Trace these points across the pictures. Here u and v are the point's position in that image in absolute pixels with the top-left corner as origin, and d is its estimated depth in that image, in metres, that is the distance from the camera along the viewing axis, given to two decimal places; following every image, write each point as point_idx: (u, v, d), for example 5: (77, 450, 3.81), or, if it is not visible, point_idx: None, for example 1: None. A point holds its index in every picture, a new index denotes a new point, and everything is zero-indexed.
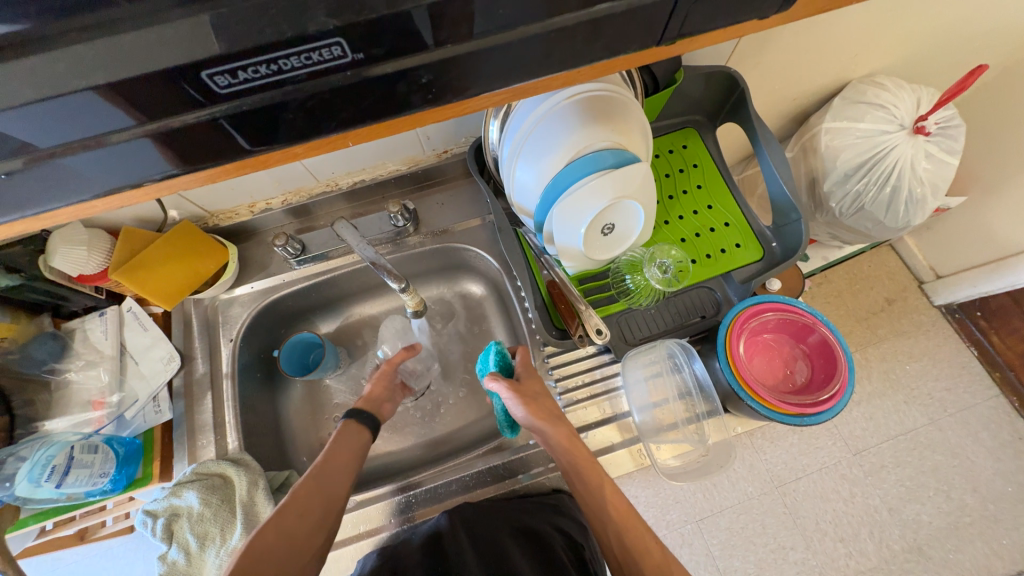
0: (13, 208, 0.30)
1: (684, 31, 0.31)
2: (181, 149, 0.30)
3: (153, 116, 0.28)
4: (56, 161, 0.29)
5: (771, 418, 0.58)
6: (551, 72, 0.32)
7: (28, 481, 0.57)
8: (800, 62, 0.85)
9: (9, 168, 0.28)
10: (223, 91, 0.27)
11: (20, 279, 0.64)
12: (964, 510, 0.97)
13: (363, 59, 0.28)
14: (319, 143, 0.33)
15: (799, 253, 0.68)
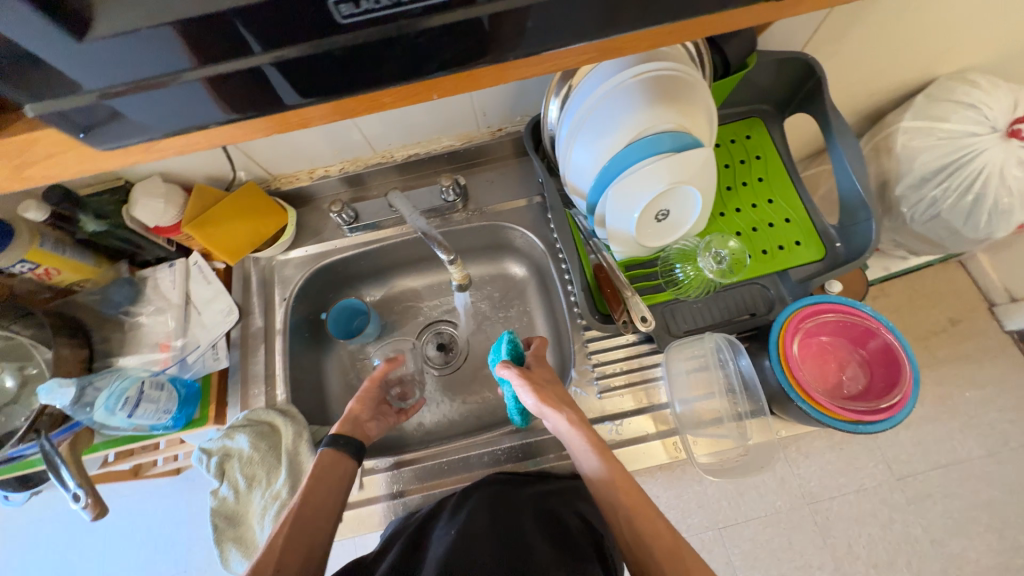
0: (131, 133, 0.32)
1: None
2: (288, 82, 0.30)
3: (256, 54, 0.29)
4: (151, 94, 0.29)
5: (824, 423, 0.55)
6: (651, 25, 0.32)
7: (104, 409, 0.62)
8: (884, 53, 0.79)
9: (122, 93, 0.29)
10: (343, 21, 0.27)
11: (106, 225, 0.71)
12: (1015, 548, 0.98)
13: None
14: (409, 90, 0.33)
15: (866, 255, 0.64)
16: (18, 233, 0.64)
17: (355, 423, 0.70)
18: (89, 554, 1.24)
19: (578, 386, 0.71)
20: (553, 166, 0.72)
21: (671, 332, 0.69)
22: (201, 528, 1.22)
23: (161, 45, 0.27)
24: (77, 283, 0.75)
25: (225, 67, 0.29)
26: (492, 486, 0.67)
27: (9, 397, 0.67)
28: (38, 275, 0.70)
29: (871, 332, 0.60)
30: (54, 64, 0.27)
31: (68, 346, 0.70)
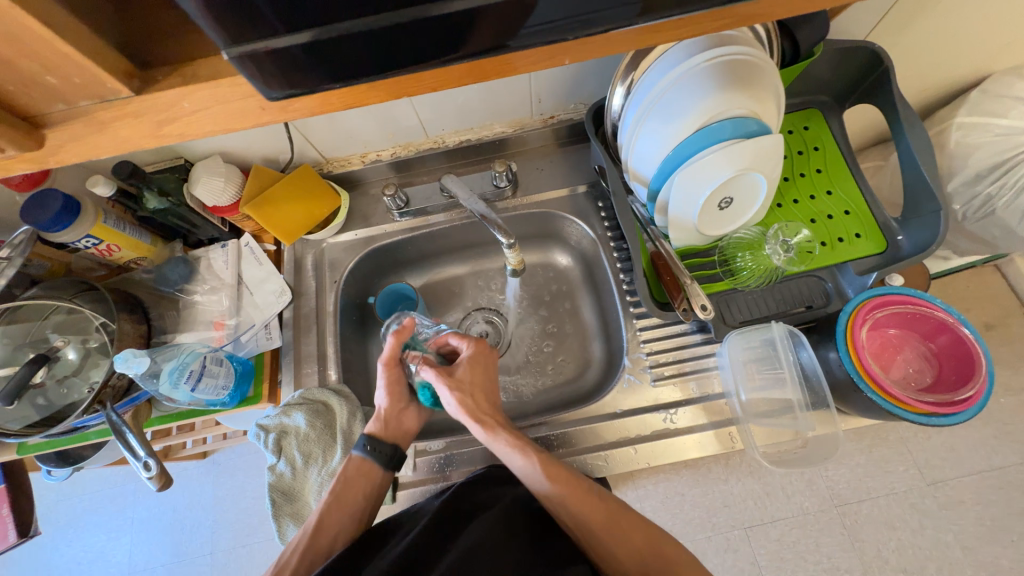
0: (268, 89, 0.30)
1: None
2: (432, 44, 0.29)
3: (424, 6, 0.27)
4: (295, 49, 0.28)
5: (894, 413, 0.55)
6: None
7: (169, 382, 0.62)
8: (946, 46, 0.77)
9: (269, 45, 0.27)
10: None
11: (167, 202, 0.71)
12: None
13: None
14: (539, 54, 0.33)
15: (930, 250, 0.61)
16: (85, 209, 0.65)
17: (390, 426, 0.66)
18: (118, 533, 1.26)
19: (631, 373, 0.70)
20: (613, 154, 0.72)
21: (726, 322, 0.68)
22: (228, 512, 1.24)
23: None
24: (134, 261, 0.76)
25: (388, 18, 0.27)
26: (484, 481, 0.65)
27: (72, 369, 0.67)
28: (100, 251, 0.71)
29: (941, 326, 0.59)
30: (220, 11, 0.25)
31: (129, 321, 0.70)
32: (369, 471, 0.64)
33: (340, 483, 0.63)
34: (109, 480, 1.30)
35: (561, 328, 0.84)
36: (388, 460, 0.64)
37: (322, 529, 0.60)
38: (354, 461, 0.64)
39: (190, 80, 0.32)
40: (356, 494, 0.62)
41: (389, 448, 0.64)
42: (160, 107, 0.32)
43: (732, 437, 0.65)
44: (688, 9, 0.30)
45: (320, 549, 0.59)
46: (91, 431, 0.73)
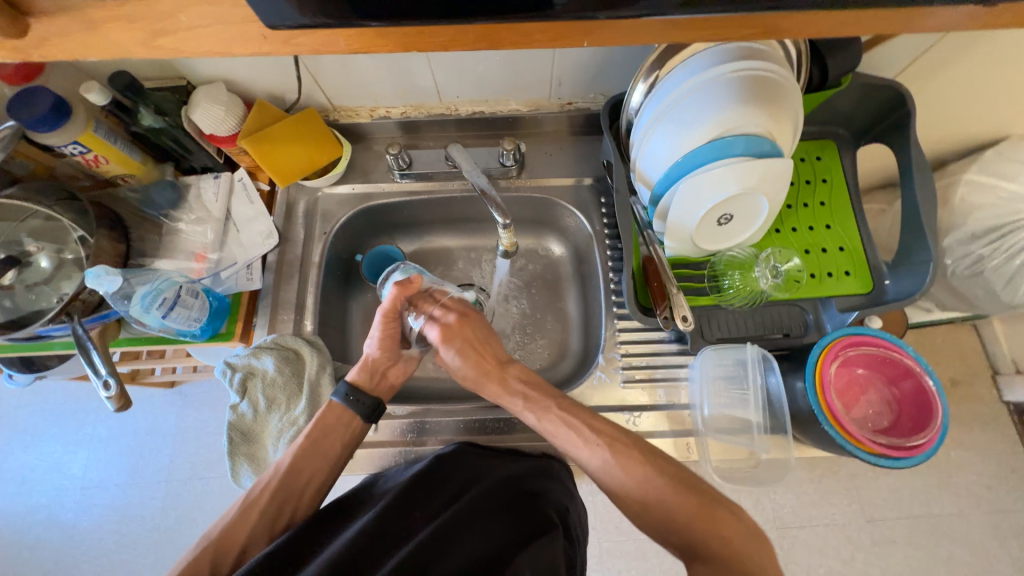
0: (280, 20, 0.30)
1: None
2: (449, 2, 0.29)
3: None
4: None
5: (850, 451, 0.57)
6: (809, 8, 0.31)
7: (140, 305, 0.61)
8: (970, 101, 0.77)
9: None
10: None
11: (164, 122, 0.69)
12: None
13: None
14: (556, 31, 0.33)
15: (912, 299, 0.62)
16: (75, 114, 0.63)
17: (372, 374, 0.66)
18: (75, 447, 1.26)
19: (602, 371, 0.71)
20: (623, 152, 0.71)
21: (704, 337, 0.68)
22: (189, 444, 1.24)
23: None
24: (121, 178, 0.74)
25: None
26: (463, 458, 0.64)
27: (44, 277, 0.66)
28: (87, 161, 0.69)
29: (907, 373, 0.61)
30: None
31: (108, 238, 0.68)
32: (350, 420, 0.64)
33: (317, 430, 0.62)
34: (73, 394, 1.29)
35: (544, 317, 0.84)
36: (367, 412, 0.64)
37: (296, 470, 0.60)
38: (331, 407, 0.64)
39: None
40: (332, 443, 0.62)
41: (369, 401, 0.64)
42: (156, 16, 0.31)
43: (689, 447, 0.66)
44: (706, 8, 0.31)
45: (291, 491, 0.59)
46: (55, 342, 0.72)
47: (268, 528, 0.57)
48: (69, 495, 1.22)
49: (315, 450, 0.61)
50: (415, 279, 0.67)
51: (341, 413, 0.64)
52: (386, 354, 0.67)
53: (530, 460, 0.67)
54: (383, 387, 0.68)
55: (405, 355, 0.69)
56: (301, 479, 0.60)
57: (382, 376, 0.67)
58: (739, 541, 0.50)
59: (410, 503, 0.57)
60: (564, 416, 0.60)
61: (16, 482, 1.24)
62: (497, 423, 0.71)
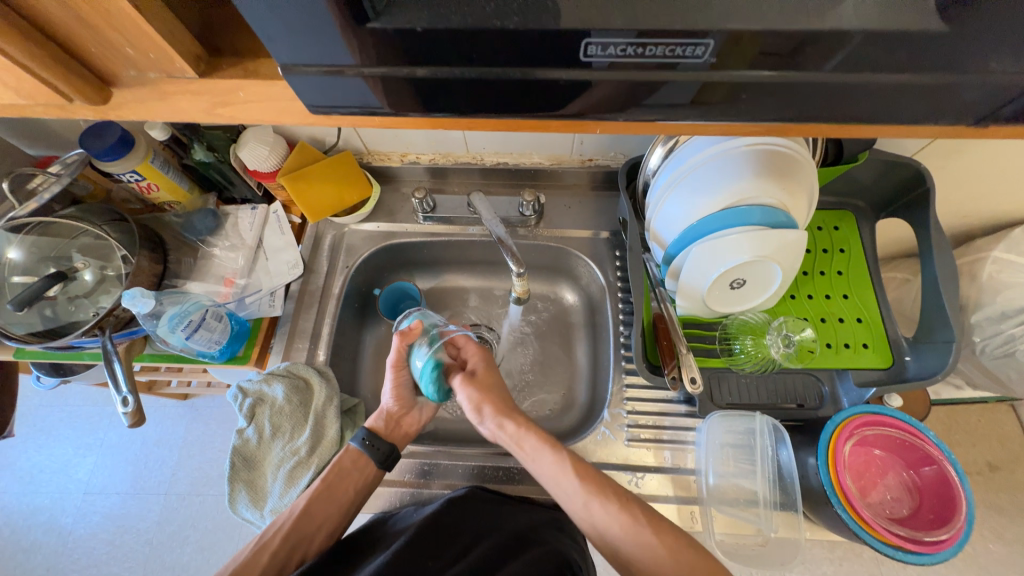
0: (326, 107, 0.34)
1: (996, 120, 0.32)
2: (478, 99, 0.32)
3: (470, 66, 0.30)
4: (351, 77, 0.31)
5: (866, 540, 0.54)
6: (815, 120, 0.33)
7: (167, 325, 0.65)
8: (996, 182, 0.76)
9: (320, 69, 0.31)
10: (583, 59, 0.29)
11: (212, 157, 0.76)
12: None
13: (708, 64, 0.30)
14: (573, 122, 0.36)
15: (934, 380, 0.60)
16: (137, 146, 0.69)
17: (389, 421, 0.68)
18: (85, 452, 1.28)
19: (607, 427, 0.70)
20: (639, 210, 0.73)
21: (714, 401, 0.67)
22: (193, 459, 1.25)
23: (395, 42, 0.29)
24: (168, 204, 0.80)
25: (445, 71, 0.30)
26: (469, 508, 0.61)
27: (85, 291, 0.70)
28: (141, 187, 0.75)
29: (929, 458, 0.59)
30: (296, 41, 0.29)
31: (148, 258, 0.72)
32: (365, 466, 0.64)
33: (333, 473, 0.63)
34: (92, 398, 1.33)
35: (552, 364, 0.84)
36: (382, 458, 0.64)
37: (309, 516, 0.61)
38: (347, 451, 0.65)
39: (249, 75, 0.35)
40: (347, 487, 0.63)
41: (384, 446, 0.65)
42: (218, 91, 0.35)
43: (693, 516, 0.63)
44: (717, 114, 0.33)
45: (304, 534, 0.60)
46: (85, 352, 0.76)
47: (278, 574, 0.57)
48: (72, 499, 1.24)
49: (331, 496, 0.62)
50: (415, 326, 0.67)
51: (358, 456, 0.65)
52: (403, 400, 0.69)
53: (535, 512, 0.64)
54: (399, 436, 0.68)
55: (420, 403, 0.70)
56: (315, 520, 0.61)
57: (394, 426, 0.68)
58: None
59: (419, 552, 0.55)
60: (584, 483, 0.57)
61: (24, 482, 1.26)
62: (502, 472, 0.69)
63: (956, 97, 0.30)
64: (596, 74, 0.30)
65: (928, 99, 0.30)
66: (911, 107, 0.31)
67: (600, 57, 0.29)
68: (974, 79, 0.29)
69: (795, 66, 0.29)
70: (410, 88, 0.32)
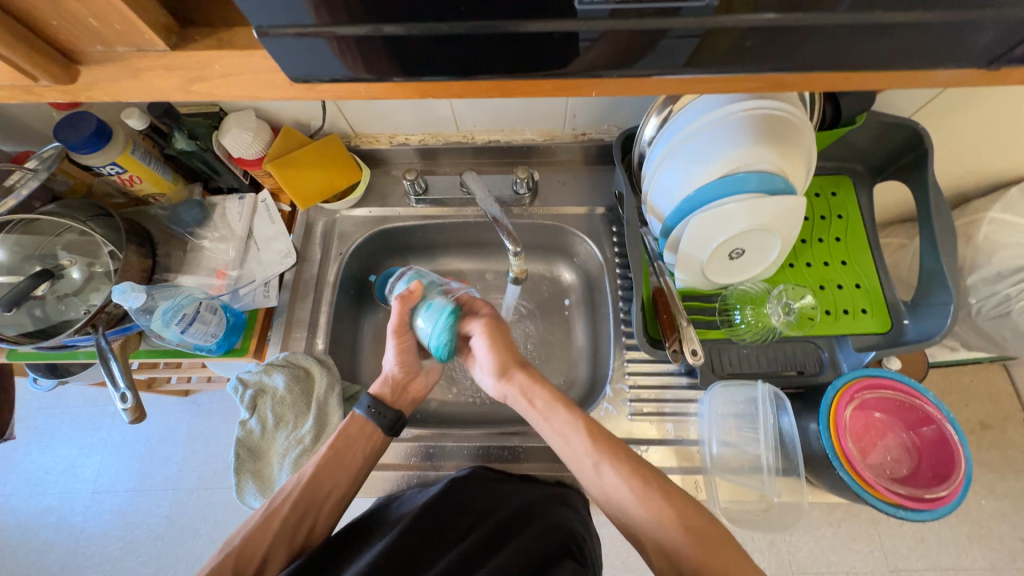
0: (308, 74, 0.32)
1: (1006, 58, 0.31)
2: (467, 57, 0.31)
3: (459, 21, 0.29)
4: (333, 39, 0.29)
5: (867, 500, 0.55)
6: (816, 68, 0.32)
7: (161, 320, 0.64)
8: (993, 140, 0.75)
9: (300, 31, 0.29)
10: (578, 8, 0.28)
11: (194, 146, 0.73)
12: None
13: (706, 10, 0.28)
14: (565, 82, 0.34)
15: (933, 342, 0.60)
16: (115, 136, 0.67)
17: (397, 388, 0.69)
18: (89, 451, 1.28)
19: (610, 403, 0.70)
20: (635, 183, 0.72)
21: (715, 371, 0.67)
22: (198, 454, 1.26)
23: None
24: (153, 196, 0.78)
25: (433, 27, 0.29)
26: (472, 488, 0.62)
27: (74, 288, 0.69)
28: (123, 180, 0.73)
29: (928, 419, 0.60)
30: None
31: (136, 253, 0.71)
32: (371, 432, 0.65)
33: (338, 440, 0.63)
34: (92, 399, 1.33)
35: (552, 343, 0.84)
36: (389, 425, 0.64)
37: (319, 481, 0.61)
38: (354, 418, 0.65)
39: (224, 45, 0.34)
40: (355, 455, 0.63)
41: (390, 414, 0.64)
42: (192, 65, 0.34)
43: (697, 485, 0.65)
44: (715, 65, 0.32)
45: (314, 501, 0.60)
46: (80, 351, 0.75)
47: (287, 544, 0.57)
48: (80, 499, 1.24)
49: (340, 462, 0.62)
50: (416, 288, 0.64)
51: (365, 424, 0.65)
52: (406, 365, 0.68)
53: (542, 488, 0.65)
54: (405, 403, 0.69)
55: (425, 367, 0.71)
56: (324, 489, 0.61)
57: (401, 391, 0.69)
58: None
59: (422, 534, 0.56)
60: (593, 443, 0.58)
61: (31, 484, 1.27)
62: (505, 451, 0.70)
63: (957, 35, 0.29)
64: (588, 26, 0.29)
65: (935, 39, 0.29)
66: (918, 48, 0.30)
67: (594, 6, 0.28)
68: (976, 16, 0.28)
69: (797, 9, 0.28)
70: (394, 46, 0.30)
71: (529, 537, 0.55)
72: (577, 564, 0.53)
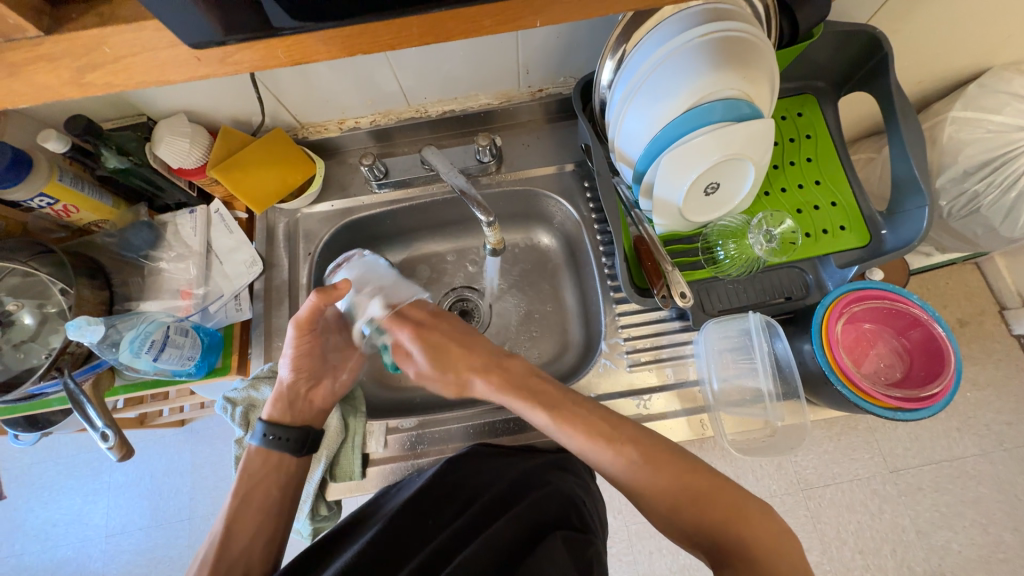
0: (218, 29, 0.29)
1: None
2: None
3: None
4: None
5: (859, 406, 0.56)
6: None
7: (129, 351, 0.60)
8: (947, 38, 0.74)
9: None
10: None
11: (128, 162, 0.67)
12: (999, 545, 0.99)
13: None
14: (499, 10, 0.31)
15: (910, 246, 0.61)
16: (37, 164, 0.61)
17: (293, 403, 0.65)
18: (94, 497, 1.25)
19: (607, 357, 0.70)
20: (601, 133, 0.70)
21: (706, 310, 0.68)
22: (206, 480, 1.24)
23: None
24: (95, 224, 0.72)
25: None
26: (471, 462, 0.60)
27: (30, 334, 0.65)
28: (57, 212, 0.67)
29: (917, 321, 0.62)
30: None
31: (89, 287, 0.66)
32: (276, 460, 0.63)
33: (246, 480, 0.62)
34: (84, 445, 1.28)
35: (542, 313, 0.83)
36: (295, 445, 0.63)
37: (234, 526, 0.60)
38: (254, 451, 0.63)
39: (109, 20, 0.29)
40: (266, 489, 0.62)
41: (291, 434, 0.62)
42: (81, 51, 0.30)
43: (704, 424, 0.65)
44: None
45: (232, 554, 0.58)
46: (52, 398, 0.71)
47: (230, 567, 0.57)
48: (94, 545, 1.22)
49: (252, 502, 0.61)
50: (338, 284, 0.64)
51: (266, 454, 0.63)
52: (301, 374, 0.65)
53: (541, 456, 0.64)
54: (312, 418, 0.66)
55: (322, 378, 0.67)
56: (250, 514, 0.61)
57: (301, 404, 0.66)
58: (764, 520, 0.52)
59: (420, 512, 0.57)
60: (575, 425, 0.58)
61: (39, 539, 1.24)
62: (510, 423, 0.67)
63: None
64: None
65: None
66: None
67: None
68: None
69: None
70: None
71: (527, 508, 0.56)
72: (574, 531, 0.54)
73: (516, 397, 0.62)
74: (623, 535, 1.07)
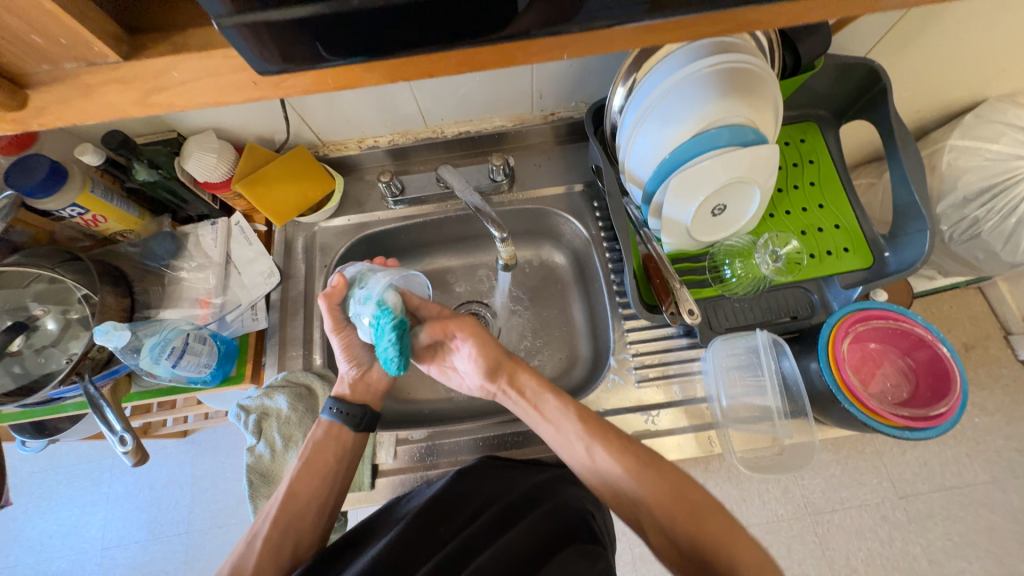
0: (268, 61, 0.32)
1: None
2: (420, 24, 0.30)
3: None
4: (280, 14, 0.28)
5: (869, 425, 0.57)
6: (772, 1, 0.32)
7: (150, 357, 0.61)
8: (943, 71, 0.77)
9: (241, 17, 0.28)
10: None
11: (158, 175, 0.70)
12: None
13: None
14: (526, 45, 0.34)
15: (914, 268, 0.62)
16: (72, 175, 0.64)
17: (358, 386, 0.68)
18: (93, 507, 1.24)
19: (615, 373, 0.70)
20: (612, 155, 0.72)
21: (713, 328, 0.69)
22: (208, 492, 1.23)
23: None
24: (121, 234, 0.75)
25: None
26: (479, 476, 0.61)
27: (51, 339, 0.66)
28: (86, 221, 0.70)
29: (921, 342, 0.63)
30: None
31: (113, 294, 0.68)
32: (339, 435, 0.65)
33: (311, 449, 0.63)
34: (87, 454, 1.28)
35: (552, 328, 0.84)
36: (358, 423, 0.65)
37: (295, 495, 0.60)
38: (322, 425, 0.65)
39: (179, 49, 0.33)
40: (328, 457, 0.63)
41: (356, 413, 0.65)
42: (147, 76, 0.33)
43: (711, 441, 0.65)
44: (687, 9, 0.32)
45: (295, 513, 0.59)
46: (67, 404, 0.72)
47: (274, 559, 0.55)
48: (90, 558, 1.20)
49: (312, 472, 0.61)
50: (336, 283, 0.64)
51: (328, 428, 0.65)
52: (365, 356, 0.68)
53: (547, 471, 0.65)
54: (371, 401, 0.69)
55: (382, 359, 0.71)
56: (309, 483, 0.61)
57: (363, 386, 0.69)
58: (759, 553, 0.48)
59: (431, 520, 0.57)
60: (583, 427, 0.60)
61: (35, 550, 1.22)
62: (516, 436, 0.70)
63: None
64: None
65: None
66: None
67: None
68: None
69: None
70: (322, 29, 0.30)
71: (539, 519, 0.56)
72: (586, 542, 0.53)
73: (538, 401, 0.63)
74: (628, 558, 1.06)
